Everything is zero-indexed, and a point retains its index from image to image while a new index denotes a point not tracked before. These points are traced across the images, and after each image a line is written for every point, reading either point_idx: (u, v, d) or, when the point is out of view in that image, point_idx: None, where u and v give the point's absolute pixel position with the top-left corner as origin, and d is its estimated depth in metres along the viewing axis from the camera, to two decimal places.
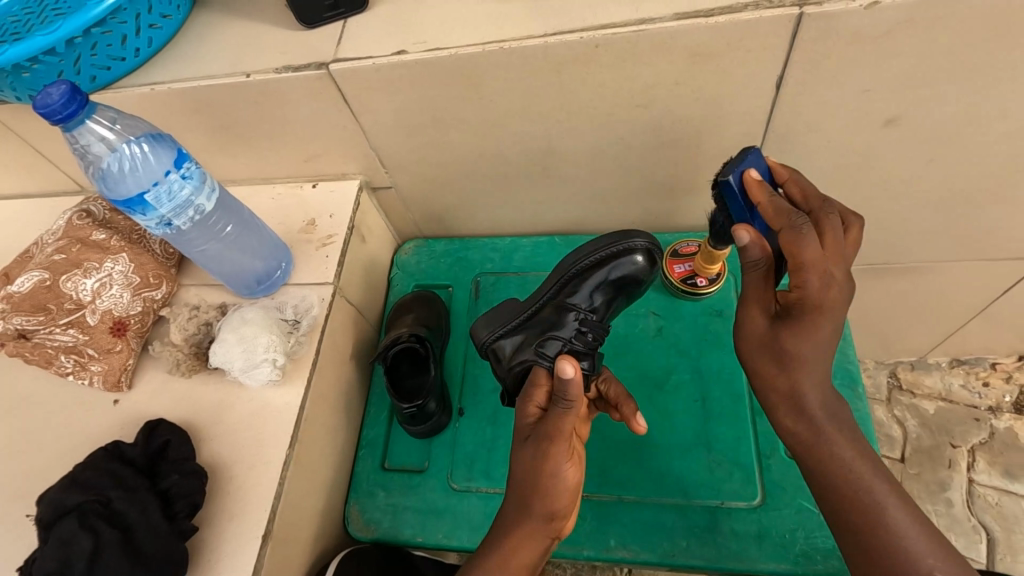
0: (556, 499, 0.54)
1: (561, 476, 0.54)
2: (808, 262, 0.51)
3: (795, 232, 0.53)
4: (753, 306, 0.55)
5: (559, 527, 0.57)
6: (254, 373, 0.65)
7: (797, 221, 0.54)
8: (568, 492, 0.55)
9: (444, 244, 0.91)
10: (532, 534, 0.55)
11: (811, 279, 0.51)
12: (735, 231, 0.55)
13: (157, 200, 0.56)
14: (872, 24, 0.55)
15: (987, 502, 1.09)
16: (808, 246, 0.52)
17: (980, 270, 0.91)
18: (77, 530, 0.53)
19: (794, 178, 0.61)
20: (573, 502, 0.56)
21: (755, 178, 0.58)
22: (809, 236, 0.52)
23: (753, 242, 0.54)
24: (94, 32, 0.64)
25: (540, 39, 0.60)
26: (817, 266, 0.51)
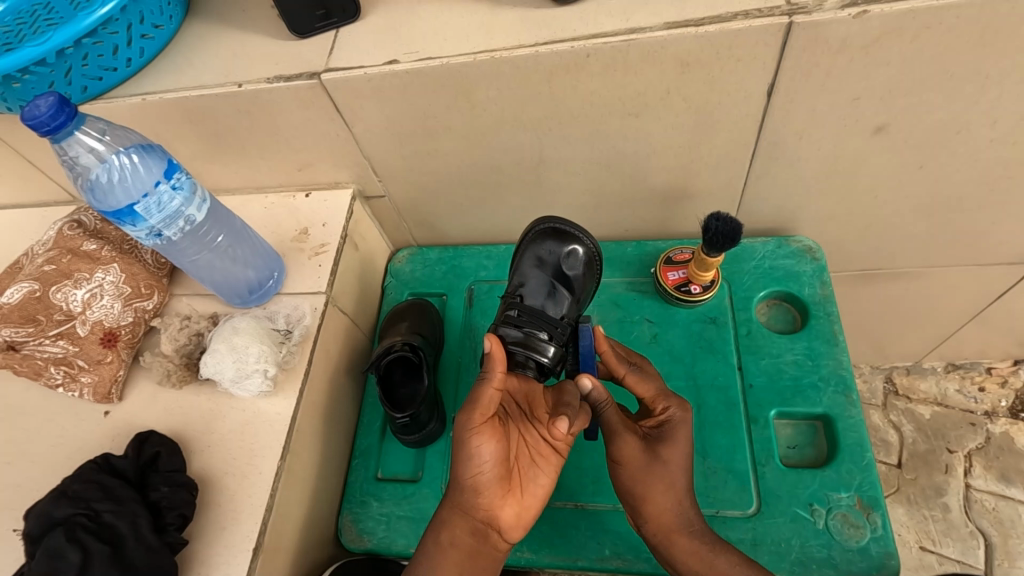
0: (473, 470, 0.55)
1: (468, 443, 0.54)
2: (660, 392, 0.63)
3: (636, 374, 0.65)
4: (623, 440, 0.59)
5: (483, 506, 0.57)
6: (246, 384, 0.65)
7: (634, 368, 0.66)
8: (481, 464, 0.55)
9: (437, 252, 0.91)
10: (453, 513, 0.58)
11: (675, 402, 0.63)
12: (579, 378, 0.59)
13: (146, 211, 0.56)
14: (860, 33, 0.55)
15: (984, 507, 1.09)
16: (651, 382, 0.64)
17: (973, 276, 0.91)
18: (64, 544, 0.52)
19: (609, 351, 0.66)
20: (495, 478, 0.56)
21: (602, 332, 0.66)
22: (647, 375, 0.65)
23: (595, 389, 0.59)
24: (85, 43, 0.64)
25: (531, 48, 0.60)
26: (667, 391, 0.64)
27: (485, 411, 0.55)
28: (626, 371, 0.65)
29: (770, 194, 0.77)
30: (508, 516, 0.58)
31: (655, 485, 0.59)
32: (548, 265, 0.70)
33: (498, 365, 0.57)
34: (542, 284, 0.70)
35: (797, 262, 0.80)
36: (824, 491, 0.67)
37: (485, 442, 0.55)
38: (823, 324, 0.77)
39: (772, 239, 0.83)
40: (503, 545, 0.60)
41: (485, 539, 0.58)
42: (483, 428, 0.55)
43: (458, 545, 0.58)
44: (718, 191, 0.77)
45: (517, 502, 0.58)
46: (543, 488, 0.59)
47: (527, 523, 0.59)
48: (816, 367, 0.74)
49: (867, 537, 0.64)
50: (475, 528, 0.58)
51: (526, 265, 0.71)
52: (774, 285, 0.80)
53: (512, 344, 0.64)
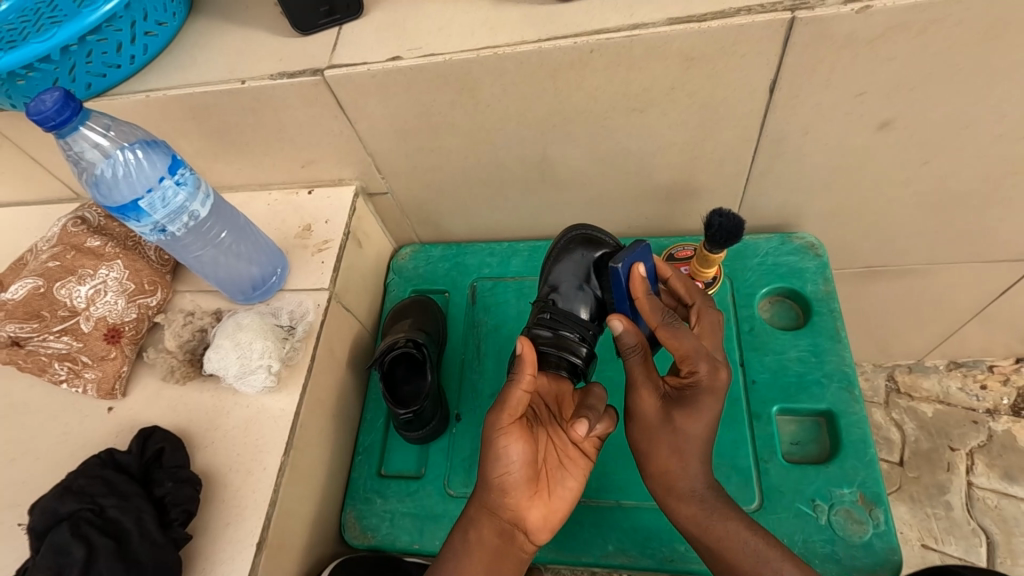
0: (501, 471, 0.56)
1: (496, 444, 0.55)
2: (693, 351, 0.57)
3: (669, 328, 0.59)
4: (640, 394, 0.59)
5: (510, 506, 0.57)
6: (250, 379, 0.65)
7: (669, 317, 0.60)
8: (509, 464, 0.56)
9: (440, 249, 0.91)
10: (481, 513, 0.57)
11: (702, 364, 0.57)
12: (610, 320, 0.58)
13: (151, 206, 0.56)
14: (863, 28, 0.55)
15: (987, 505, 1.09)
16: (685, 341, 0.58)
17: (975, 274, 0.91)
18: (69, 539, 0.53)
19: (674, 275, 0.67)
20: (523, 480, 0.57)
21: (641, 273, 0.62)
22: (683, 330, 0.58)
23: (626, 333, 0.58)
24: (89, 40, 0.64)
25: (534, 44, 0.60)
26: (703, 353, 0.57)
27: (513, 412, 0.56)
28: (661, 322, 0.59)
29: (773, 191, 0.77)
30: (536, 517, 0.58)
31: (668, 445, 0.58)
32: (580, 267, 0.70)
33: (527, 368, 0.57)
34: (575, 284, 0.69)
35: (800, 258, 0.80)
36: (827, 487, 0.67)
37: (514, 442, 0.56)
38: (826, 321, 0.77)
39: (775, 235, 0.83)
40: (530, 547, 0.59)
41: (511, 540, 0.58)
42: (511, 428, 0.56)
43: (484, 545, 0.57)
44: (721, 187, 0.77)
45: (544, 504, 0.58)
46: (571, 490, 0.59)
47: (554, 526, 0.59)
48: (820, 364, 0.74)
49: (870, 532, 0.64)
50: (502, 529, 0.57)
51: (557, 266, 0.71)
52: (777, 282, 0.80)
53: (543, 346, 0.64)
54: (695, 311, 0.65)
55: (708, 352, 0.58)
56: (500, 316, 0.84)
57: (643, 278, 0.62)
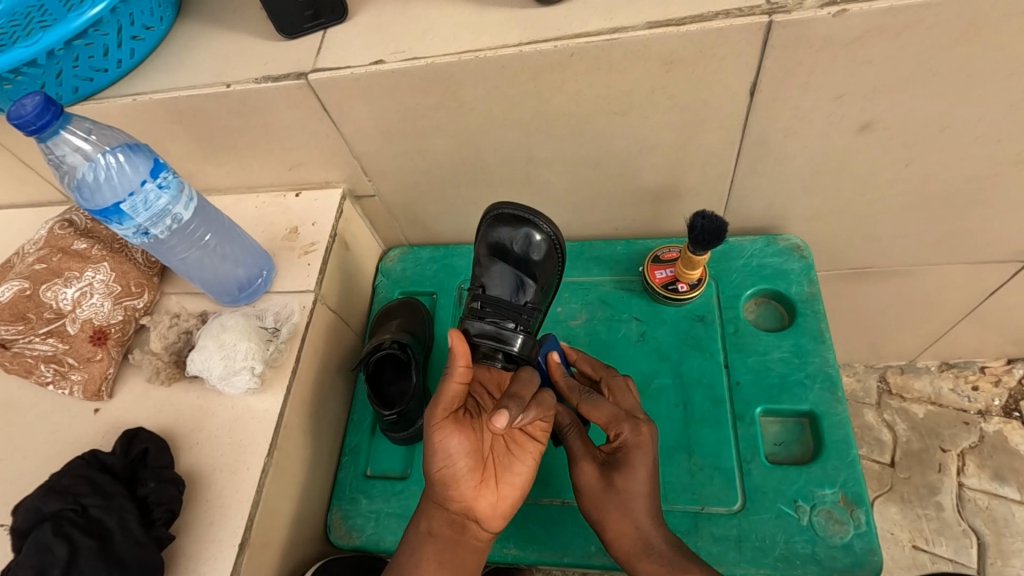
0: (442, 464, 0.56)
1: (433, 440, 0.56)
2: (608, 420, 0.61)
3: (589, 401, 0.62)
4: (580, 470, 0.61)
5: (456, 498, 0.57)
6: (233, 380, 0.65)
7: (587, 394, 0.63)
8: (448, 458, 0.56)
9: (428, 251, 0.92)
10: (430, 504, 0.59)
11: (625, 432, 0.60)
12: (530, 427, 0.62)
13: (133, 209, 0.57)
14: (841, 31, 0.55)
15: (977, 506, 1.09)
16: (599, 410, 0.61)
17: (963, 275, 0.91)
18: (52, 538, 0.53)
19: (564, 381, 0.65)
20: (466, 473, 0.57)
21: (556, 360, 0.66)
22: (600, 400, 0.62)
23: (562, 412, 0.66)
24: (75, 44, 0.65)
25: (515, 48, 0.61)
26: (619, 419, 0.60)
27: (446, 406, 0.56)
28: (579, 400, 0.63)
29: (758, 192, 0.77)
30: (486, 505, 0.58)
31: (615, 509, 0.58)
32: (506, 253, 0.71)
33: (458, 361, 0.56)
34: (503, 272, 0.71)
35: (785, 259, 0.81)
36: (809, 488, 0.67)
37: (450, 436, 0.56)
38: (811, 322, 0.77)
39: (761, 237, 0.83)
40: (485, 535, 0.59)
41: (463, 530, 0.58)
42: (448, 422, 0.56)
43: (436, 535, 0.58)
44: (706, 189, 0.77)
45: (494, 492, 0.58)
46: (521, 476, 0.59)
47: (506, 512, 0.59)
48: (803, 365, 0.74)
49: (850, 532, 0.64)
50: (452, 520, 0.58)
51: (484, 255, 0.72)
52: (762, 283, 0.80)
53: (480, 338, 0.65)
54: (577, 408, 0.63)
55: (623, 415, 0.60)
56: None
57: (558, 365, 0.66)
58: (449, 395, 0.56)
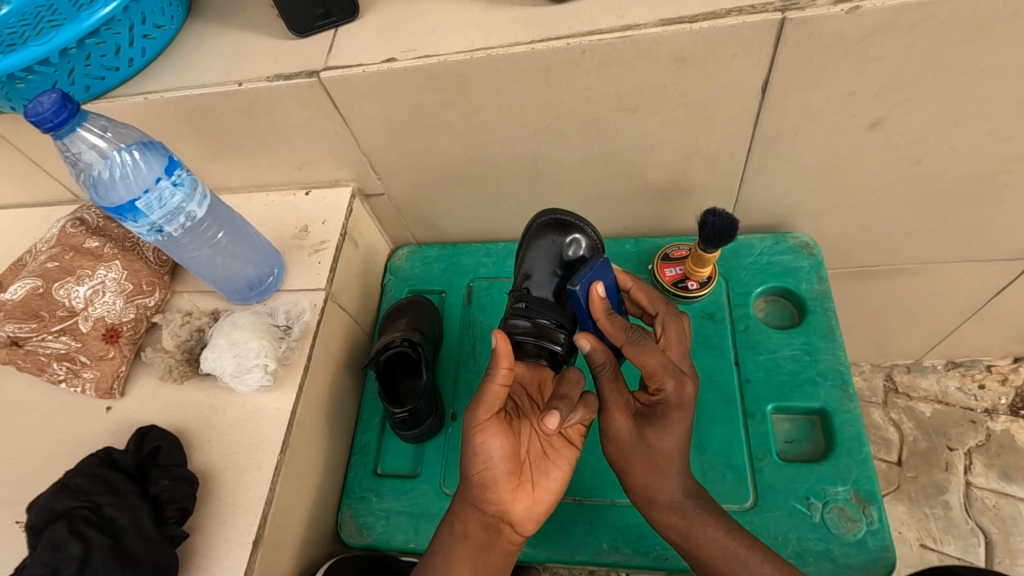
0: (481, 466, 0.56)
1: (474, 442, 0.55)
2: (657, 368, 0.56)
3: (635, 345, 0.57)
4: (615, 413, 0.59)
5: (492, 500, 0.57)
6: (245, 379, 0.65)
7: (637, 336, 0.57)
8: (488, 459, 0.56)
9: (437, 249, 0.92)
10: (465, 506, 0.58)
11: (669, 383, 0.57)
12: (576, 339, 0.56)
13: (148, 206, 0.57)
14: (853, 28, 0.56)
15: (985, 505, 1.09)
16: (651, 358, 0.56)
17: (971, 273, 0.91)
18: (66, 536, 0.53)
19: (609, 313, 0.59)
20: (504, 475, 0.56)
21: (599, 292, 0.59)
22: (648, 347, 0.57)
23: (594, 350, 0.56)
24: (88, 43, 0.65)
25: (526, 46, 0.61)
26: (667, 371, 0.56)
27: (489, 408, 0.55)
28: (631, 343, 0.57)
29: (767, 190, 0.77)
30: (521, 508, 0.58)
31: (642, 459, 0.59)
32: (552, 254, 0.71)
33: (503, 363, 0.54)
34: (549, 274, 0.71)
35: (794, 258, 0.81)
36: (820, 486, 0.67)
37: (492, 438, 0.55)
38: (820, 320, 0.77)
39: (770, 235, 0.83)
40: (517, 538, 0.60)
41: (497, 533, 0.58)
42: (490, 425, 0.55)
43: (469, 538, 0.58)
44: (715, 187, 0.78)
45: (529, 496, 0.58)
46: (557, 481, 0.59)
47: (540, 516, 0.59)
48: (813, 363, 0.74)
49: (863, 530, 0.64)
50: (487, 523, 0.58)
51: (532, 256, 0.72)
52: (771, 281, 0.80)
53: (524, 336, 0.64)
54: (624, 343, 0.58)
55: (675, 370, 0.57)
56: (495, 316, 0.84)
57: (602, 298, 0.59)
58: (491, 397, 0.55)
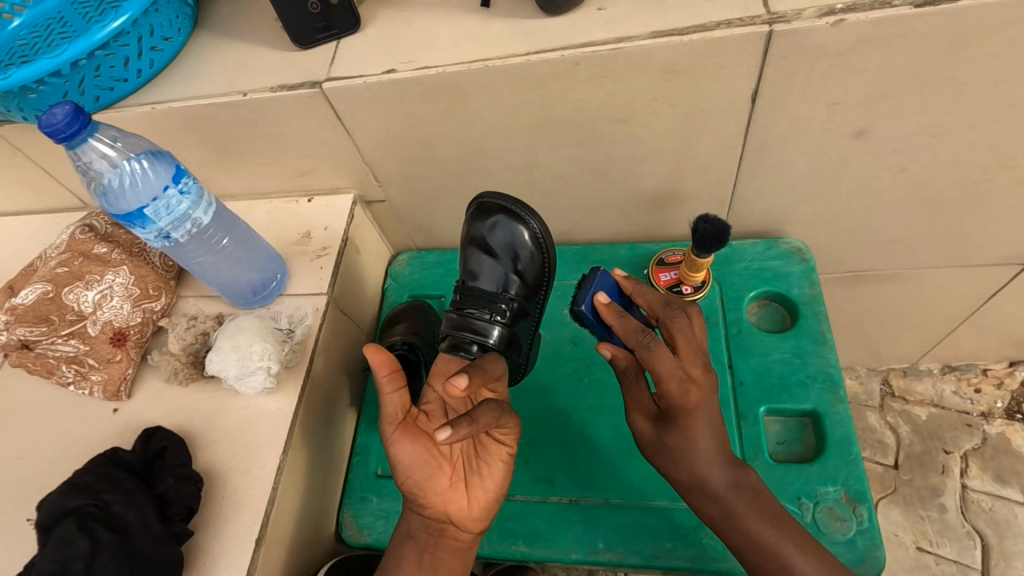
0: (403, 473, 0.58)
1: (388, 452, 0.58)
2: (664, 372, 0.60)
3: (643, 348, 0.61)
4: (636, 412, 0.64)
5: (428, 504, 0.59)
6: (249, 381, 0.67)
7: (670, 312, 0.66)
8: (406, 467, 0.58)
9: (436, 254, 0.93)
10: (408, 509, 0.61)
11: (672, 388, 0.59)
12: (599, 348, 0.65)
13: (156, 214, 0.59)
14: (838, 40, 0.57)
15: (980, 508, 1.10)
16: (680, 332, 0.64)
17: (964, 278, 0.93)
18: (75, 532, 0.55)
19: (637, 290, 0.70)
20: (428, 480, 0.58)
21: (603, 302, 0.68)
22: (659, 346, 0.61)
23: (611, 308, 0.67)
24: (98, 55, 0.67)
25: (522, 57, 0.63)
26: (675, 375, 0.60)
27: (392, 420, 0.58)
28: (664, 315, 0.66)
29: (759, 198, 0.79)
30: (459, 507, 0.59)
31: (662, 460, 0.61)
32: (478, 243, 0.73)
33: (381, 373, 0.56)
34: (490, 264, 0.72)
35: (786, 263, 0.82)
36: (811, 486, 0.69)
37: (403, 446, 0.58)
38: (811, 323, 0.79)
39: (762, 240, 0.85)
40: (465, 536, 0.60)
41: (441, 534, 0.60)
42: (400, 435, 0.58)
43: (415, 538, 0.60)
44: (709, 194, 0.79)
45: (466, 495, 0.60)
46: (494, 479, 0.60)
47: (482, 514, 0.60)
48: (803, 366, 0.76)
49: (852, 530, 0.65)
50: (427, 524, 0.60)
51: (468, 248, 0.74)
52: (763, 286, 0.82)
53: (462, 330, 0.70)
54: (660, 321, 0.67)
55: (681, 373, 0.60)
56: None
57: (608, 306, 0.67)
58: (392, 408, 0.57)
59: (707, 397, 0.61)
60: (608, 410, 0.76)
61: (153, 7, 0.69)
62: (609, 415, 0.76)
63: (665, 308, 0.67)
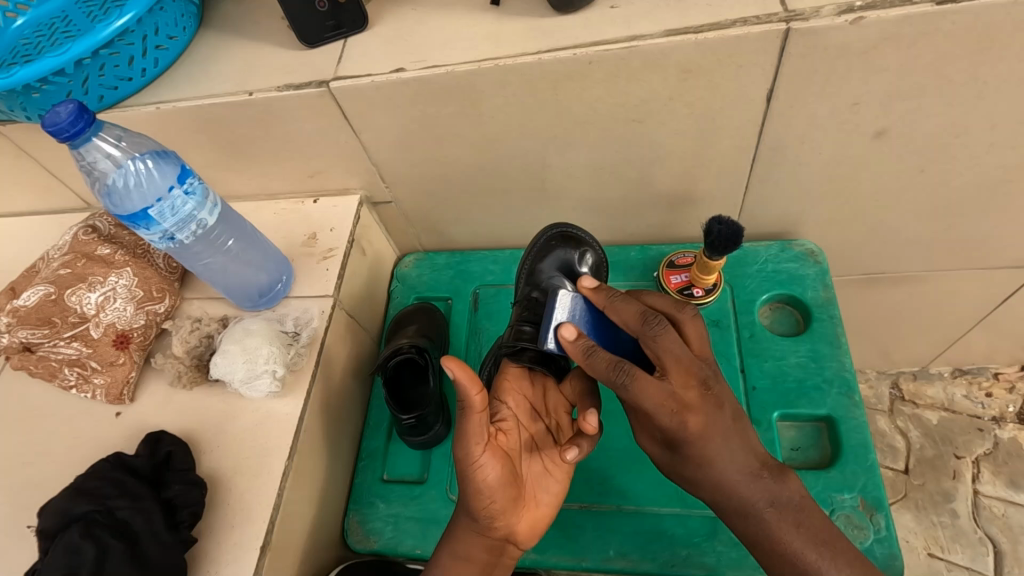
0: (485, 497, 0.55)
1: (473, 477, 0.55)
2: (655, 406, 0.53)
3: (625, 391, 0.53)
4: (645, 436, 0.60)
5: (502, 526, 0.57)
6: (255, 385, 0.66)
7: (650, 329, 0.56)
8: (489, 491, 0.55)
9: (443, 256, 0.93)
10: (470, 530, 0.58)
11: (667, 420, 0.53)
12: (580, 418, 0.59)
13: (160, 214, 0.58)
14: (858, 38, 0.56)
15: (993, 513, 1.08)
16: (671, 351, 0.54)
17: (978, 280, 0.92)
18: (80, 540, 0.53)
19: (612, 304, 0.61)
20: (508, 501, 0.57)
21: (569, 336, 0.58)
22: (638, 388, 0.52)
23: (578, 341, 0.57)
24: (102, 54, 0.66)
25: (534, 56, 0.62)
26: (665, 410, 0.53)
27: (481, 440, 0.54)
28: (643, 331, 0.57)
29: (773, 199, 0.78)
30: (526, 526, 0.59)
31: (682, 483, 0.59)
32: (558, 264, 0.76)
33: (475, 392, 0.52)
34: (563, 281, 0.73)
35: (800, 265, 0.81)
36: (828, 493, 0.67)
37: (491, 469, 0.55)
38: (826, 326, 0.77)
39: (775, 243, 0.83)
40: (517, 554, 0.61)
41: (503, 553, 0.59)
42: (488, 457, 0.55)
43: (473, 560, 0.57)
44: (721, 195, 0.78)
45: (532, 513, 0.60)
46: (556, 496, 0.62)
47: (539, 532, 0.61)
48: (819, 370, 0.74)
49: (870, 538, 0.64)
50: (491, 545, 0.58)
51: (540, 265, 0.76)
52: (777, 288, 0.81)
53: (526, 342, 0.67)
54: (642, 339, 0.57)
55: (674, 406, 0.53)
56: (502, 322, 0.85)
57: (573, 341, 0.58)
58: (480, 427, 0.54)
59: (710, 425, 0.54)
60: (619, 415, 0.75)
61: (158, 5, 0.68)
62: (622, 420, 0.75)
63: (647, 327, 0.56)
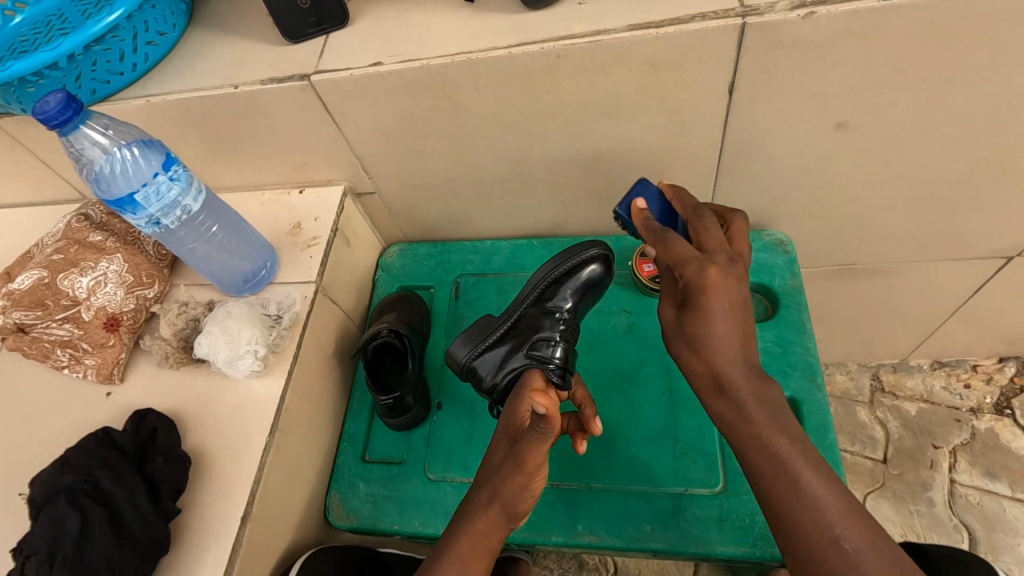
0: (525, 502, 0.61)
1: (528, 487, 0.60)
2: (684, 256, 0.61)
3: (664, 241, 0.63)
4: (667, 300, 0.63)
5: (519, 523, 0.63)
6: (237, 365, 0.68)
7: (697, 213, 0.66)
8: (527, 497, 0.61)
9: (426, 247, 0.95)
10: (499, 527, 0.61)
11: (689, 269, 0.59)
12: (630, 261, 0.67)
13: (146, 199, 0.61)
14: (811, 33, 0.59)
15: (968, 502, 1.10)
16: (680, 248, 0.62)
17: (949, 271, 0.94)
18: (66, 508, 0.57)
19: (677, 196, 0.71)
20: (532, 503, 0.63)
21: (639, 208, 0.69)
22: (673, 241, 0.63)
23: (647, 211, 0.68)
24: (94, 49, 0.69)
25: (505, 50, 0.64)
26: (690, 259, 0.60)
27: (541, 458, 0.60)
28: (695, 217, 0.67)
29: (743, 190, 0.80)
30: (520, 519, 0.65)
31: (683, 347, 0.60)
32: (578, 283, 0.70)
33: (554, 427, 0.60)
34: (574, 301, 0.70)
35: (770, 254, 0.84)
36: None
37: (538, 481, 0.62)
38: (792, 313, 0.80)
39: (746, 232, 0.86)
40: None
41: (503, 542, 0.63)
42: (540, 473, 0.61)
43: (491, 553, 0.60)
44: (692, 185, 0.80)
45: None
46: None
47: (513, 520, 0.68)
48: (785, 354, 0.77)
49: None
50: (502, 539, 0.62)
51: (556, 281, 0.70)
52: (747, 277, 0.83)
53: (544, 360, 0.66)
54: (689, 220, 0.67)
55: (698, 256, 0.60)
56: (481, 310, 0.88)
57: (641, 212, 0.69)
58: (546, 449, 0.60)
59: (727, 282, 0.58)
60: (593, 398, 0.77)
61: (148, 3, 0.71)
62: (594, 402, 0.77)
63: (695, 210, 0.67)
